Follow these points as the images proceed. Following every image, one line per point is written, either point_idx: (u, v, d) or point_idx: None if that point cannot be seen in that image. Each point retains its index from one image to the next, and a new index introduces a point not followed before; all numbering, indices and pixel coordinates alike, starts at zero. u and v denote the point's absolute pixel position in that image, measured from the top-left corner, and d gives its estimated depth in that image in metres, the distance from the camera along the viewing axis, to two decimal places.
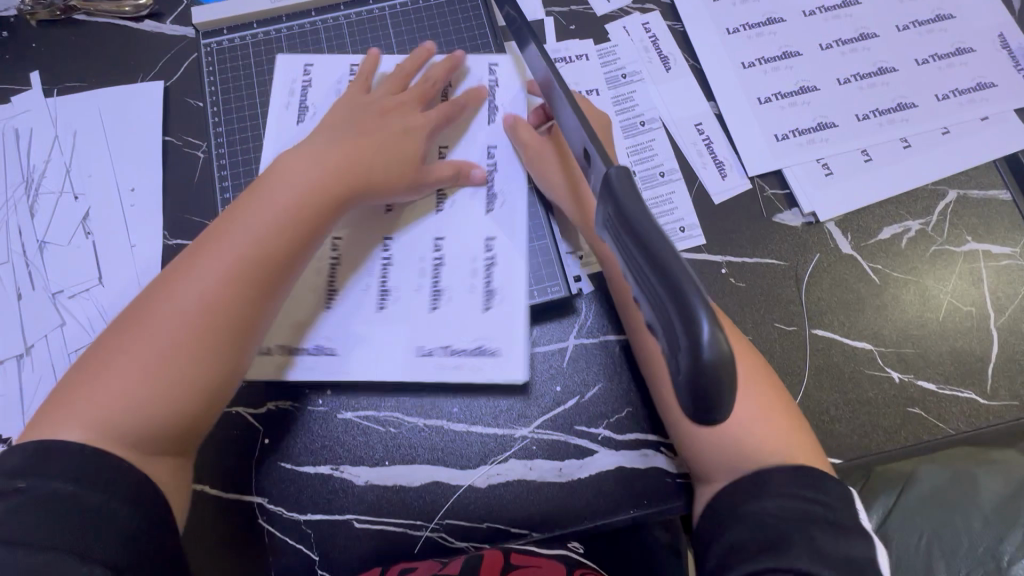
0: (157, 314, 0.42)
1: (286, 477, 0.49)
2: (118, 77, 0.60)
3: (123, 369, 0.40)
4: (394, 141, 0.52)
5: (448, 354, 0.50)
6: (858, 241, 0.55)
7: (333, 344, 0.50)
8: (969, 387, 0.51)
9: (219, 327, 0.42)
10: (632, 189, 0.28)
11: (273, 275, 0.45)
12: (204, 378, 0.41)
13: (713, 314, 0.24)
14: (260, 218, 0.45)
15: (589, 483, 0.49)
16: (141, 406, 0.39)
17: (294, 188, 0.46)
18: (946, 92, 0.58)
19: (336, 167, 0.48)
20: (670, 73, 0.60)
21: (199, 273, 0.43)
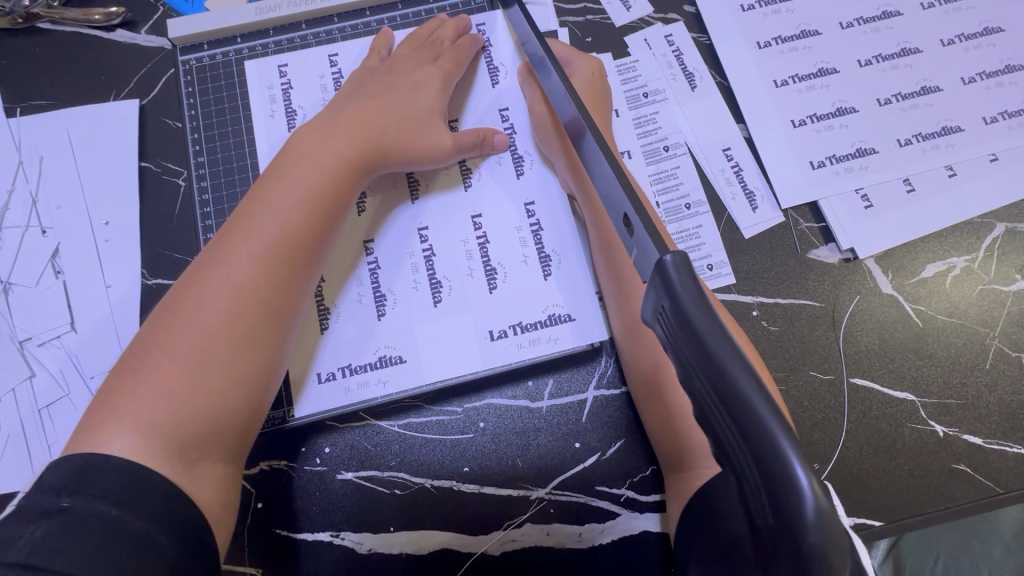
0: (193, 307, 0.40)
1: (283, 544, 0.45)
2: (88, 94, 0.54)
3: (160, 366, 0.39)
4: (405, 114, 0.49)
5: (513, 333, 0.48)
6: (900, 279, 0.51)
7: (367, 361, 0.47)
8: (1018, 442, 0.47)
9: (255, 315, 0.41)
10: (696, 290, 0.23)
11: (306, 258, 0.44)
12: (249, 367, 0.41)
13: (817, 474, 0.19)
14: (286, 200, 0.43)
15: (611, 550, 0.45)
16: (186, 404, 0.38)
17: (315, 169, 0.45)
18: (994, 114, 0.54)
19: (357, 142, 0.46)
20: (696, 92, 0.55)
21: (231, 262, 0.42)
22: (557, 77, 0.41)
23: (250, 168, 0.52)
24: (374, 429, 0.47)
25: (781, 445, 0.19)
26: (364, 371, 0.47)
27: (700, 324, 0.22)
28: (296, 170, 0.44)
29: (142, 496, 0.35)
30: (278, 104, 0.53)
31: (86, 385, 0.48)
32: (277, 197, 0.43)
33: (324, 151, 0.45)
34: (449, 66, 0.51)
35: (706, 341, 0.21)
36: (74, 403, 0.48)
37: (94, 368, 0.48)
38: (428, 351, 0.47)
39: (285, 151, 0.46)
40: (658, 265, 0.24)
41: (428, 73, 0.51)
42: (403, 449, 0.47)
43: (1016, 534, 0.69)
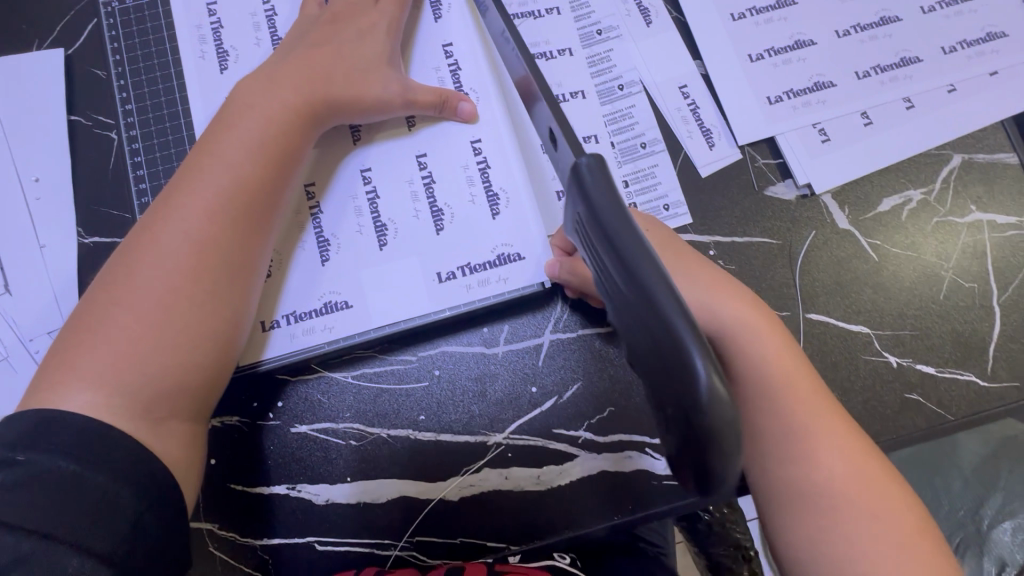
0: (147, 263, 0.39)
1: (238, 499, 0.45)
2: (7, 44, 0.51)
3: (121, 324, 0.37)
4: (351, 60, 0.46)
5: (462, 273, 0.46)
6: (856, 214, 0.50)
7: (314, 308, 0.46)
8: (969, 369, 0.48)
9: (216, 267, 0.40)
10: (607, 189, 0.25)
11: (264, 209, 0.42)
12: (213, 323, 0.39)
13: (706, 348, 0.20)
14: (239, 149, 0.41)
15: (570, 491, 0.45)
16: (149, 362, 0.37)
17: (267, 116, 0.42)
18: (953, 44, 0.53)
19: (305, 90, 0.44)
20: (651, 27, 0.53)
21: (182, 215, 0.40)
22: (510, 37, 0.41)
23: (183, 116, 0.49)
24: (327, 381, 0.46)
25: (674, 319, 0.21)
26: (311, 319, 0.46)
27: (607, 216, 0.24)
28: (245, 120, 0.42)
29: (106, 451, 0.34)
30: (211, 50, 0.50)
31: (25, 348, 0.46)
32: (225, 147, 0.41)
33: (272, 100, 0.43)
34: (393, 9, 0.48)
35: (612, 232, 0.23)
36: (14, 367, 0.46)
37: (32, 331, 0.47)
38: (378, 300, 0.46)
39: (229, 103, 0.44)
40: (574, 168, 0.26)
41: (373, 17, 0.47)
42: (356, 400, 0.46)
43: (973, 466, 0.71)
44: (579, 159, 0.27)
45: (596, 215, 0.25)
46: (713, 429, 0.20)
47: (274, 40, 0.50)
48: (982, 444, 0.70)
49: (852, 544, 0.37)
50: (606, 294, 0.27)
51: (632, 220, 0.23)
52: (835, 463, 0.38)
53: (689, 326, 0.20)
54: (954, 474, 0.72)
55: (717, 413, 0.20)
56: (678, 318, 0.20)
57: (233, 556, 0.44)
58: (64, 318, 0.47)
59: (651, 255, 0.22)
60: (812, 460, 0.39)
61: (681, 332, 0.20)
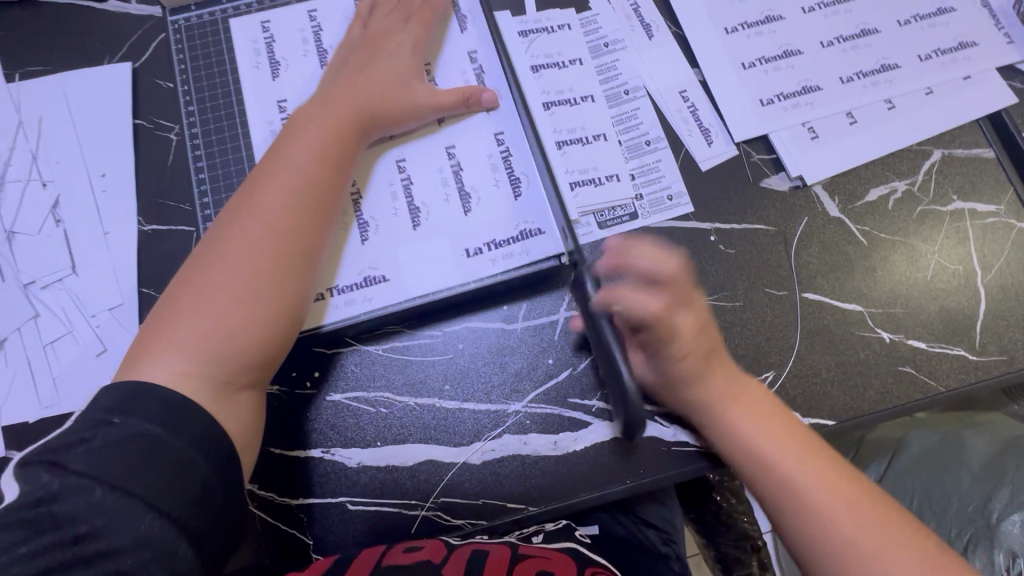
0: (229, 250, 0.43)
1: (277, 462, 0.48)
2: (84, 58, 0.58)
3: (206, 304, 0.42)
4: (396, 75, 0.52)
5: (488, 250, 0.51)
6: (846, 204, 0.54)
7: (353, 281, 0.50)
8: (958, 344, 0.51)
9: (288, 254, 0.44)
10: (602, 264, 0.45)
11: (327, 203, 0.47)
12: (284, 304, 0.44)
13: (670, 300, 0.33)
14: (302, 153, 0.47)
15: (585, 456, 0.48)
16: (232, 333, 0.41)
17: (329, 125, 0.48)
18: (929, 52, 0.58)
19: (356, 102, 0.50)
20: (653, 40, 0.59)
21: (258, 208, 0.45)
22: None
23: (240, 115, 0.55)
24: (360, 352, 0.50)
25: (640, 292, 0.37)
26: (349, 290, 0.50)
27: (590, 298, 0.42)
28: (306, 130, 0.48)
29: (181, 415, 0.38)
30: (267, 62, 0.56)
31: (88, 323, 0.51)
32: (294, 150, 0.47)
33: (331, 113, 0.49)
34: (419, 32, 0.55)
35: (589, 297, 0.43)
36: (77, 339, 0.50)
37: (95, 307, 0.51)
38: (409, 275, 0.51)
39: (294, 115, 0.50)
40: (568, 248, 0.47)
41: (405, 39, 0.54)
42: (387, 370, 0.50)
43: (981, 463, 0.68)
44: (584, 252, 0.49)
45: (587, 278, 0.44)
46: None
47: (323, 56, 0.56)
48: (992, 441, 0.70)
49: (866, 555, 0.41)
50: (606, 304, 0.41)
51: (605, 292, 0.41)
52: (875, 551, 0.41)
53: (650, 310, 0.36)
54: (963, 473, 0.68)
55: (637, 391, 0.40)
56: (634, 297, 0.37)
57: (271, 516, 0.48)
58: (124, 297, 0.52)
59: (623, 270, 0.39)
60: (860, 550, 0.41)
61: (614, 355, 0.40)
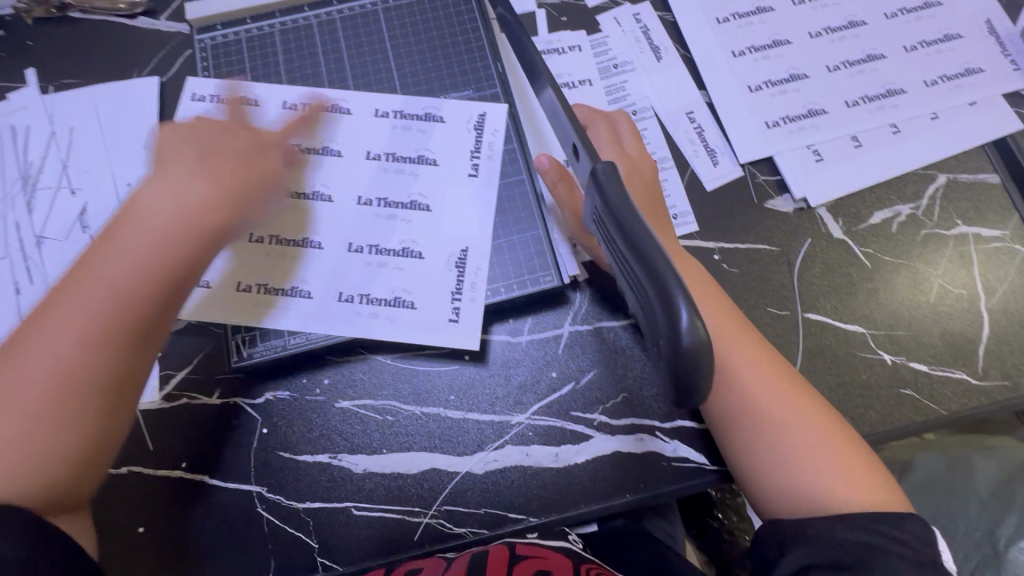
0: (38, 348, 0.38)
1: (284, 466, 0.50)
2: (114, 73, 0.60)
3: (1, 410, 0.37)
4: (227, 156, 0.47)
5: (466, 271, 0.53)
6: (850, 226, 0.55)
7: (383, 297, 0.52)
8: (960, 368, 0.51)
9: (93, 368, 0.39)
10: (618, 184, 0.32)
11: (152, 322, 0.41)
12: (88, 426, 0.38)
13: (693, 304, 0.27)
14: (130, 257, 0.40)
15: (585, 468, 0.49)
16: (15, 476, 0.36)
17: (169, 213, 0.42)
18: (934, 77, 0.59)
19: (212, 192, 0.44)
20: (662, 62, 0.60)
21: (74, 306, 0.39)
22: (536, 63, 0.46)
23: None
24: (370, 362, 0.52)
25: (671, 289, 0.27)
26: (358, 301, 0.52)
27: (622, 215, 0.31)
28: (137, 225, 0.42)
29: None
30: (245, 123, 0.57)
31: None
32: (131, 239, 0.41)
33: (179, 199, 0.43)
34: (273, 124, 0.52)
35: (620, 219, 0.31)
36: None
37: None
38: (407, 290, 0.52)
39: (138, 193, 0.44)
40: (592, 172, 0.32)
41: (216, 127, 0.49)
42: (395, 380, 0.51)
43: (990, 488, 0.68)
44: (596, 162, 0.33)
45: (610, 208, 0.31)
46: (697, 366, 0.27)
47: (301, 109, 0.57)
48: (1001, 467, 0.69)
49: (794, 451, 0.43)
50: (611, 263, 0.35)
51: (638, 213, 0.30)
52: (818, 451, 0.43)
53: (679, 289, 0.27)
54: (970, 499, 0.68)
55: (696, 348, 0.27)
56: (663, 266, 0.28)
57: (276, 518, 0.49)
58: None
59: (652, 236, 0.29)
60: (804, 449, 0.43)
61: (670, 289, 0.27)
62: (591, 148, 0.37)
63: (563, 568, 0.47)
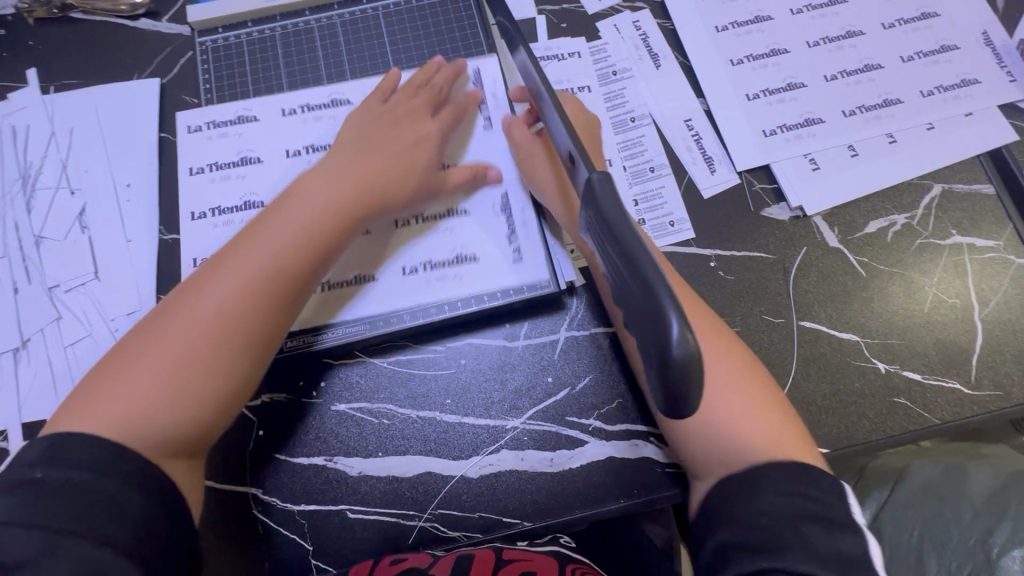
0: (187, 313, 0.43)
1: (280, 468, 0.50)
2: (115, 74, 0.61)
3: (146, 364, 0.42)
4: (407, 153, 0.53)
5: (511, 241, 0.54)
6: (845, 234, 0.55)
7: (445, 258, 0.54)
8: (953, 377, 0.52)
9: (234, 334, 0.43)
10: (613, 195, 0.30)
11: (288, 293, 0.46)
12: (220, 386, 0.42)
13: (685, 322, 0.26)
14: (281, 237, 0.46)
15: (580, 473, 0.50)
16: (151, 425, 0.40)
17: (316, 203, 0.48)
18: (930, 88, 0.59)
19: (349, 185, 0.49)
20: (660, 70, 0.61)
21: (222, 278, 0.44)
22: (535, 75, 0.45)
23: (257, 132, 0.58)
24: (367, 366, 0.52)
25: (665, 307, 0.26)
26: (421, 271, 0.54)
27: (617, 226, 0.29)
28: (293, 210, 0.48)
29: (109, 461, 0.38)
30: (252, 139, 0.57)
31: (107, 327, 0.53)
32: (276, 227, 0.47)
33: (323, 192, 0.49)
34: (446, 121, 0.56)
35: (616, 230, 0.29)
36: (96, 342, 0.53)
37: (115, 312, 0.53)
38: (459, 256, 0.54)
39: (289, 188, 0.50)
40: (587, 181, 0.31)
41: (430, 132, 0.55)
42: (392, 384, 0.52)
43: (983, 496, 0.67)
44: (592, 172, 0.32)
45: (605, 221, 0.30)
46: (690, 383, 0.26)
47: (304, 112, 0.58)
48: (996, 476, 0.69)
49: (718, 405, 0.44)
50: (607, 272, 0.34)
51: (635, 224, 0.29)
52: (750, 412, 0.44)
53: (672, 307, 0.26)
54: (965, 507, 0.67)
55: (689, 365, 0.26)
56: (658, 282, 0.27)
57: (272, 519, 0.49)
58: (143, 302, 0.54)
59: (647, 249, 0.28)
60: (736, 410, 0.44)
61: (663, 303, 0.26)
62: (588, 159, 0.36)
63: (548, 569, 0.47)
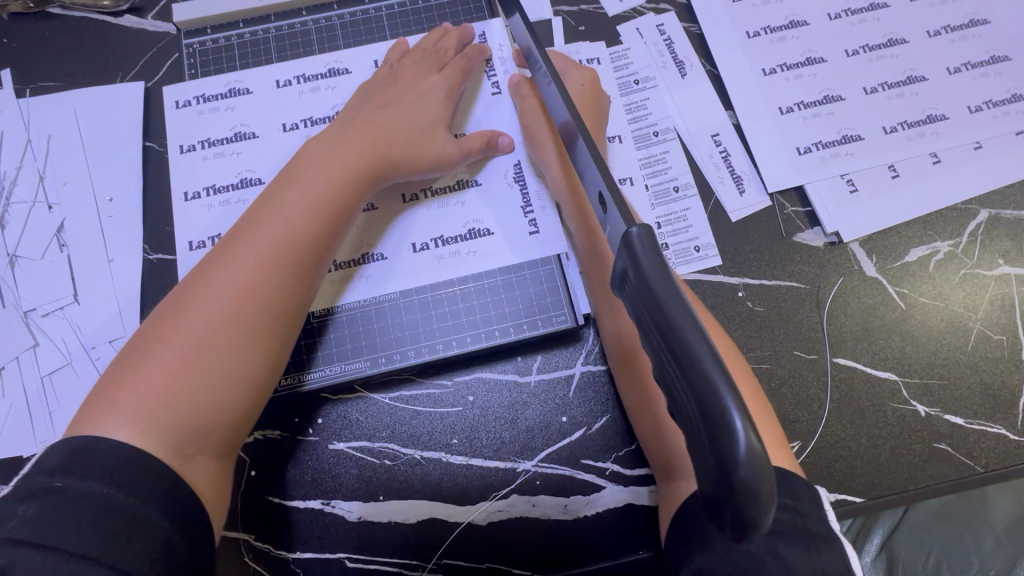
0: (203, 301, 0.40)
1: (275, 512, 0.46)
2: (96, 75, 0.56)
3: (165, 358, 0.38)
4: (417, 119, 0.50)
5: (529, 212, 0.52)
6: (883, 263, 0.51)
7: (458, 233, 0.52)
8: (999, 422, 0.48)
9: (257, 313, 0.41)
10: (655, 257, 0.27)
11: (310, 261, 0.43)
12: (248, 369, 0.40)
13: (749, 418, 0.22)
14: (297, 206, 0.43)
15: (596, 522, 0.46)
16: (178, 418, 0.37)
17: (328, 171, 0.45)
18: (978, 104, 0.55)
19: (363, 152, 0.46)
20: (687, 78, 0.56)
21: (238, 258, 0.41)
22: (554, 85, 0.41)
23: (249, 143, 0.54)
24: (367, 401, 0.48)
25: (723, 398, 0.22)
26: (432, 248, 0.51)
27: (659, 289, 0.26)
28: (304, 178, 0.45)
29: (133, 472, 0.34)
30: (245, 115, 0.54)
31: (87, 355, 0.49)
32: (286, 202, 0.43)
33: (334, 161, 0.45)
34: (455, 76, 0.52)
35: (659, 296, 0.26)
36: (76, 371, 0.49)
37: (95, 339, 0.50)
38: (469, 235, 0.52)
39: (294, 160, 0.46)
40: (625, 236, 0.28)
41: (438, 90, 0.52)
42: (393, 420, 0.48)
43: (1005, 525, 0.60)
44: (630, 225, 0.29)
45: (646, 285, 0.27)
46: (753, 491, 0.22)
47: (300, 83, 0.55)
48: None
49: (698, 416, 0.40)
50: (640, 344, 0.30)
51: (682, 293, 0.26)
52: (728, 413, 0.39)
53: (732, 396, 0.23)
54: (984, 533, 0.59)
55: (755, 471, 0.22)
56: (712, 366, 0.23)
57: (266, 567, 0.46)
58: (126, 328, 0.50)
59: (696, 324, 0.25)
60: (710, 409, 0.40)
61: (720, 390, 0.23)
62: (620, 197, 0.32)
63: None
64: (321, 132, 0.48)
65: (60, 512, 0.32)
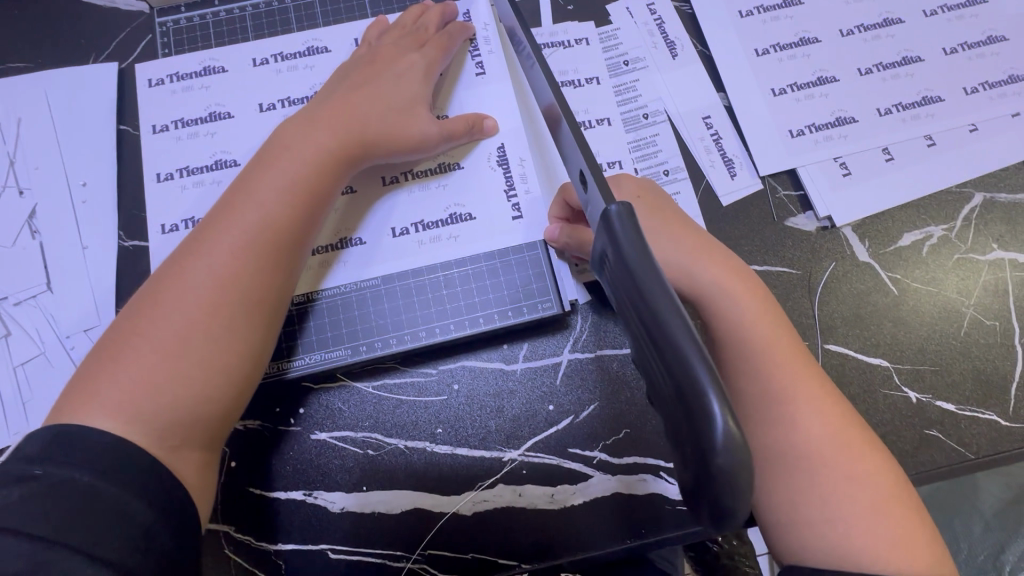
0: (180, 291, 0.39)
1: (256, 503, 0.45)
2: (67, 56, 0.54)
3: (143, 350, 0.37)
4: (397, 101, 0.48)
5: (513, 195, 0.51)
6: (877, 248, 0.51)
7: (439, 217, 0.50)
8: (991, 408, 0.47)
9: (236, 301, 0.39)
10: (635, 234, 0.26)
11: (289, 247, 0.42)
12: (230, 359, 0.39)
13: (726, 399, 0.21)
14: (274, 189, 0.42)
15: (583, 511, 0.45)
16: (157, 410, 0.36)
17: (305, 155, 0.43)
18: (975, 85, 0.53)
19: (341, 135, 0.45)
20: (677, 59, 0.54)
21: (214, 246, 0.40)
22: (537, 65, 0.40)
23: (225, 125, 0.52)
24: (350, 390, 0.47)
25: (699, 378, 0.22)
26: (414, 233, 0.50)
27: (637, 268, 0.25)
28: (281, 161, 0.43)
29: (102, 460, 0.33)
30: (222, 96, 0.52)
31: (62, 344, 0.48)
32: (261, 186, 0.42)
33: (310, 144, 0.44)
34: (434, 55, 0.51)
35: (638, 276, 0.25)
36: (49, 361, 0.48)
37: (70, 328, 0.48)
38: (450, 219, 0.51)
39: (269, 144, 0.45)
40: (605, 215, 0.27)
41: (418, 70, 0.50)
42: (377, 410, 0.47)
43: (995, 509, 0.61)
44: (610, 203, 0.28)
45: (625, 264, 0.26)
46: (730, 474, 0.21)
47: (277, 62, 0.53)
48: None
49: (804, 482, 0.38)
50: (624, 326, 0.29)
51: (661, 272, 0.25)
52: (797, 430, 0.38)
53: (708, 376, 0.22)
54: (974, 518, 0.61)
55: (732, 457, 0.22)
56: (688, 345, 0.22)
57: (247, 560, 0.45)
58: (101, 317, 0.48)
59: (673, 301, 0.24)
60: (778, 422, 0.39)
61: (698, 374, 0.22)
62: (602, 177, 0.31)
63: None
64: (299, 115, 0.47)
65: (24, 502, 0.31)
